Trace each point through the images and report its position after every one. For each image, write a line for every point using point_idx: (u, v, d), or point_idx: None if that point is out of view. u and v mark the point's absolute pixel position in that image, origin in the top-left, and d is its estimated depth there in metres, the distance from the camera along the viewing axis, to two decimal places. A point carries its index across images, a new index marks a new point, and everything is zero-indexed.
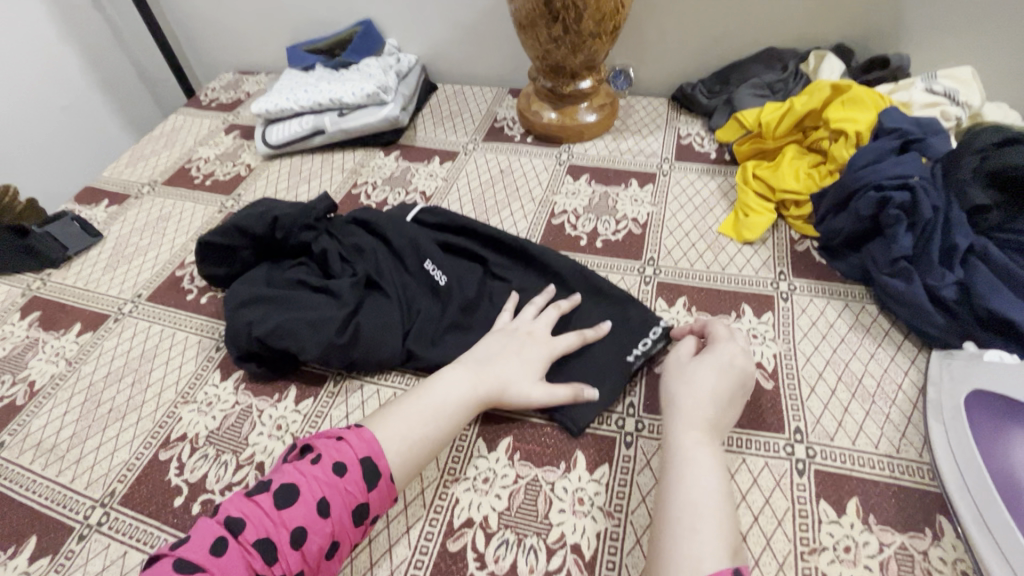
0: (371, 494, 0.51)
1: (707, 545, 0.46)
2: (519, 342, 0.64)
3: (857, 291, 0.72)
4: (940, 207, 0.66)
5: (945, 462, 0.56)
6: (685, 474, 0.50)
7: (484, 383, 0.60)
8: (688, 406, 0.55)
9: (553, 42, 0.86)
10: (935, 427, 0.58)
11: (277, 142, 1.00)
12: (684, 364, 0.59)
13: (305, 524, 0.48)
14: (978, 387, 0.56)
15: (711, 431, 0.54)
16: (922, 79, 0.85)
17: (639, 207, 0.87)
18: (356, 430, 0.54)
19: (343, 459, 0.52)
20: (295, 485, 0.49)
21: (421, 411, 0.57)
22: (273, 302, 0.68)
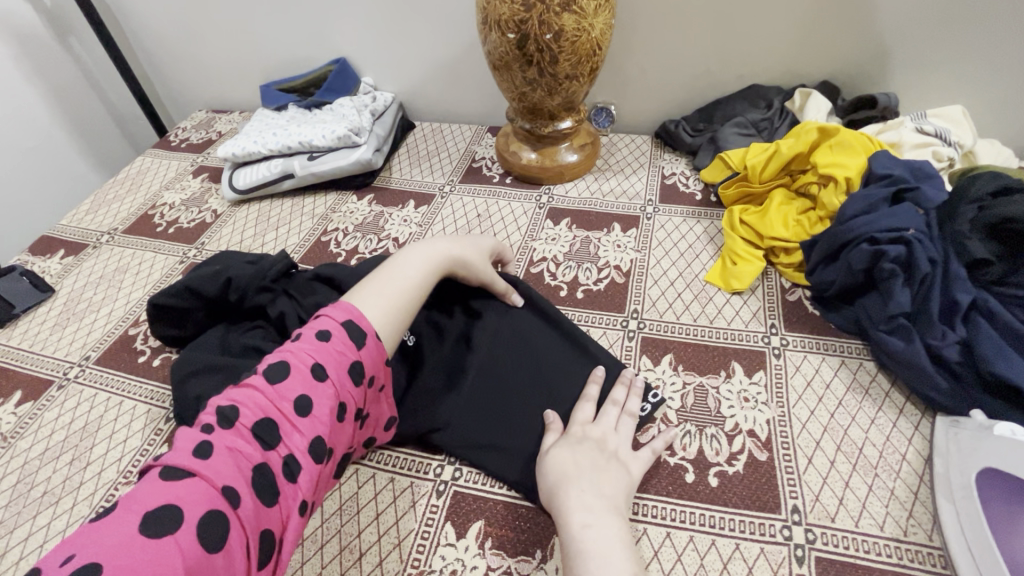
0: (362, 352, 0.52)
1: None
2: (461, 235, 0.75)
3: (854, 347, 0.68)
4: (938, 260, 0.62)
5: (958, 548, 0.50)
6: (583, 570, 0.46)
7: (438, 251, 0.66)
8: (563, 489, 0.52)
9: (529, 84, 0.83)
10: (943, 505, 0.53)
11: (244, 186, 0.96)
12: (562, 451, 0.56)
13: (306, 392, 0.48)
14: (989, 464, 0.52)
15: (599, 506, 0.51)
16: (911, 119, 0.82)
17: (622, 254, 0.83)
18: (333, 303, 0.55)
19: (324, 327, 0.52)
20: (285, 361, 0.49)
21: (390, 269, 0.63)
22: (223, 373, 0.61)
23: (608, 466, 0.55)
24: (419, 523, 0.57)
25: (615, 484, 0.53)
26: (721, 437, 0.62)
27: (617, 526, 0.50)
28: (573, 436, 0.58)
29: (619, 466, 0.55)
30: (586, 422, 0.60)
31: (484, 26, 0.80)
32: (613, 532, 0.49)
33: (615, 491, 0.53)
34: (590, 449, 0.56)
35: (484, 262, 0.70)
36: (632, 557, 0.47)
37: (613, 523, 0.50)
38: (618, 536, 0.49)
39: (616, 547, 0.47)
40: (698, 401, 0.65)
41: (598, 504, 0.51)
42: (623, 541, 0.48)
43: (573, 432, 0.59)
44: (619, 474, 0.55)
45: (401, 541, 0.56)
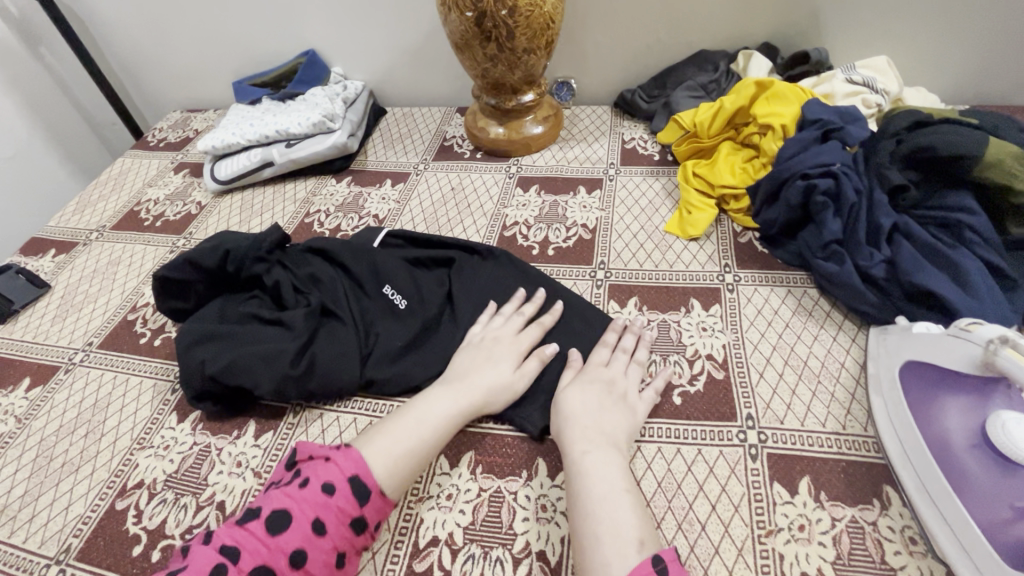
0: (366, 508, 0.53)
1: (612, 549, 0.48)
2: (487, 347, 0.67)
3: (798, 277, 0.76)
4: (863, 190, 0.69)
5: (887, 436, 0.58)
6: (582, 488, 0.53)
7: (465, 396, 0.62)
8: (567, 425, 0.59)
9: (491, 61, 0.88)
10: (874, 400, 0.61)
11: (226, 177, 1.00)
12: (576, 394, 0.62)
13: (304, 545, 0.49)
14: (909, 358, 0.59)
15: (597, 437, 0.57)
16: (842, 70, 0.89)
17: (588, 213, 0.89)
18: (342, 451, 0.55)
19: (332, 479, 0.52)
20: (288, 510, 0.50)
21: (405, 426, 0.59)
22: (224, 339, 0.66)
23: (614, 404, 0.61)
24: None
25: (615, 420, 0.59)
26: (683, 362, 0.68)
27: (613, 454, 0.56)
28: (583, 381, 0.63)
29: (624, 407, 0.61)
30: (592, 369, 0.65)
31: (444, 10, 0.85)
32: (610, 461, 0.55)
33: (616, 426, 0.59)
34: (595, 386, 0.62)
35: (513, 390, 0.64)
36: (626, 480, 0.54)
37: (612, 453, 0.56)
38: (614, 461, 0.55)
39: (612, 473, 0.54)
40: (662, 335, 0.72)
41: (599, 437, 0.57)
42: (618, 466, 0.55)
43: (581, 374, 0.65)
44: (624, 410, 0.61)
45: None
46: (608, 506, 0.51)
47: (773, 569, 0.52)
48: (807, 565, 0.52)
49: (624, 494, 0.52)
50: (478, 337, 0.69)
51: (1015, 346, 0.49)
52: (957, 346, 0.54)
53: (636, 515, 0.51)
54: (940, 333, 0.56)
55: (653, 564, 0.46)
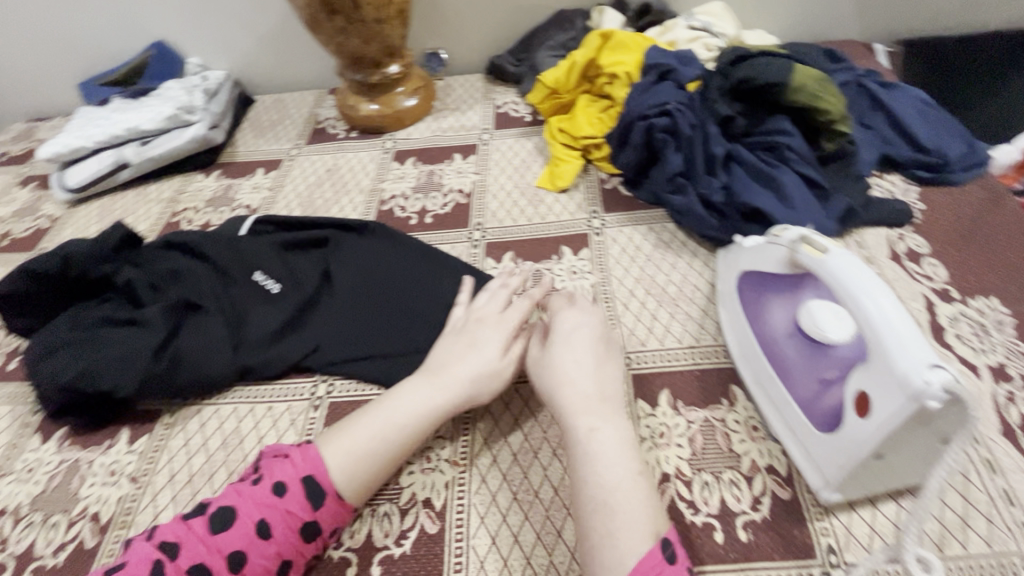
0: (318, 511, 0.50)
1: (626, 542, 0.45)
2: (472, 330, 0.62)
3: (657, 214, 0.81)
4: (697, 124, 0.75)
5: (731, 341, 0.64)
6: (592, 472, 0.49)
7: (443, 390, 0.57)
8: (568, 394, 0.54)
9: (342, 34, 0.87)
10: (722, 313, 0.67)
11: (77, 185, 0.93)
12: (568, 359, 0.57)
13: (244, 547, 0.47)
14: (743, 270, 0.64)
15: (599, 408, 0.53)
16: (683, 18, 0.95)
17: (464, 178, 0.91)
18: (301, 449, 0.53)
19: (285, 478, 0.50)
20: (232, 509, 0.49)
21: (369, 424, 0.55)
22: (76, 348, 0.63)
23: (605, 359, 0.58)
24: (300, 436, 0.62)
25: (612, 382, 0.56)
26: None
27: (619, 427, 0.52)
28: (576, 343, 0.58)
29: (611, 359, 0.58)
30: (580, 328, 0.59)
31: None
32: (620, 434, 0.51)
33: (614, 388, 0.55)
34: (587, 344, 0.58)
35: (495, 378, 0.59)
36: (635, 455, 0.50)
37: (620, 424, 0.52)
38: (623, 438, 0.51)
39: (623, 452, 0.50)
40: (536, 283, 0.75)
41: (604, 409, 0.53)
42: (625, 441, 0.51)
43: (565, 332, 0.59)
44: (612, 362, 0.58)
45: None
46: (622, 494, 0.47)
47: None
48: (667, 466, 0.57)
49: (638, 477, 0.49)
50: (465, 322, 0.64)
51: (810, 242, 0.54)
52: (770, 250, 0.59)
53: (649, 498, 0.48)
54: (760, 243, 0.62)
55: (661, 552, 0.44)
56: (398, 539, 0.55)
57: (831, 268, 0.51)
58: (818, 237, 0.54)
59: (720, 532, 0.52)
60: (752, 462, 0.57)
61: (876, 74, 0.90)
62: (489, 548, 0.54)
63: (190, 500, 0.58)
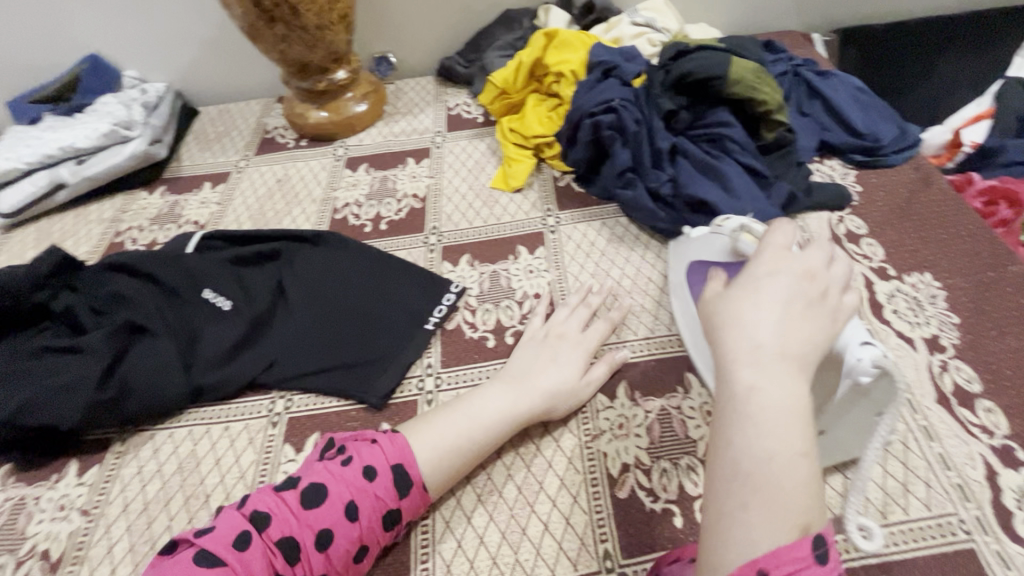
0: (403, 500, 0.52)
1: (761, 520, 0.35)
2: (553, 345, 0.65)
3: (609, 209, 0.82)
4: (643, 120, 0.76)
5: (684, 329, 0.65)
6: (741, 434, 0.37)
7: (525, 398, 0.59)
8: (735, 338, 0.40)
9: (284, 41, 0.85)
10: (675, 303, 0.68)
11: (10, 209, 0.88)
12: (755, 311, 0.41)
13: (331, 526, 0.49)
14: (693, 258, 0.66)
15: (776, 364, 0.39)
16: (627, 15, 0.96)
17: (418, 183, 0.90)
18: (388, 435, 0.54)
19: (374, 463, 0.52)
20: (323, 486, 0.50)
21: (455, 420, 0.57)
22: (15, 380, 0.60)
23: (804, 319, 0.41)
24: (260, 454, 0.61)
25: (803, 339, 0.40)
26: (514, 305, 0.73)
27: (795, 391, 0.38)
28: (766, 290, 0.42)
29: (815, 317, 0.41)
30: (778, 277, 0.42)
31: None
32: (792, 397, 0.38)
33: (805, 344, 0.40)
34: (785, 295, 0.41)
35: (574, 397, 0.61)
36: (807, 429, 0.37)
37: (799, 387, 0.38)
38: (796, 403, 0.38)
39: (791, 419, 0.37)
40: (493, 285, 0.75)
41: (783, 364, 0.39)
42: (801, 409, 0.38)
43: (756, 276, 0.43)
44: (822, 320, 0.41)
45: (243, 475, 0.60)
46: (775, 469, 0.36)
47: (599, 467, 0.58)
48: (627, 457, 0.59)
49: (802, 458, 0.36)
50: (546, 334, 0.66)
51: (750, 230, 0.58)
52: (716, 240, 0.62)
53: (811, 483, 0.36)
54: (707, 233, 0.65)
55: (813, 549, 0.35)
56: None
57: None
58: (757, 226, 0.57)
59: (679, 517, 0.54)
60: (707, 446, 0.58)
61: (812, 63, 0.94)
62: (456, 551, 0.54)
63: (145, 529, 0.57)
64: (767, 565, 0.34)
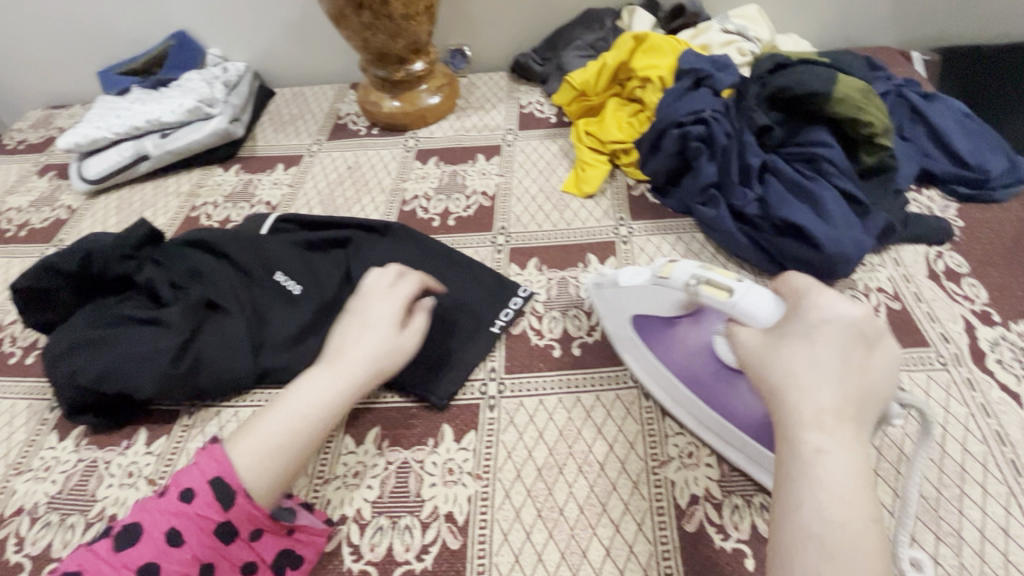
0: (230, 511, 0.48)
1: None
2: (351, 320, 0.61)
3: (685, 222, 0.79)
4: (734, 134, 0.72)
5: (653, 383, 0.62)
6: (814, 499, 0.38)
7: (342, 377, 0.57)
8: (796, 397, 0.42)
9: (369, 29, 0.85)
10: (627, 357, 0.64)
11: (96, 176, 0.91)
12: (809, 367, 0.42)
13: (153, 559, 0.45)
14: (634, 316, 0.60)
15: (837, 424, 0.40)
16: (717, 21, 0.92)
17: (488, 180, 0.89)
18: (207, 450, 0.51)
19: (191, 484, 0.49)
20: (140, 523, 0.47)
21: (275, 418, 0.53)
22: (96, 346, 0.62)
23: (865, 370, 0.42)
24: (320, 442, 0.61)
25: (865, 390, 0.42)
26: (581, 316, 0.71)
27: (855, 453, 0.40)
28: (823, 340, 0.43)
29: (875, 368, 0.43)
30: (835, 324, 0.43)
31: None
32: (856, 459, 0.39)
33: (863, 398, 0.42)
34: (837, 348, 0.43)
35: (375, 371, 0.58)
36: (870, 493, 0.39)
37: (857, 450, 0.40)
38: (857, 463, 0.39)
39: (856, 482, 0.38)
40: (561, 292, 0.73)
41: (843, 423, 0.40)
42: (862, 469, 0.39)
43: (810, 324, 0.44)
44: (882, 372, 0.43)
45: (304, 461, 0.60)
46: (847, 538, 0.37)
47: (665, 495, 0.56)
48: (696, 487, 0.56)
49: (870, 522, 0.38)
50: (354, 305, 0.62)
51: (707, 280, 0.50)
52: (662, 292, 0.54)
53: (880, 551, 0.37)
54: (644, 280, 0.56)
55: None
56: (420, 553, 0.54)
57: (745, 309, 0.47)
58: (712, 274, 0.50)
59: (751, 560, 0.51)
60: None
61: (915, 84, 0.87)
62: (513, 566, 0.52)
63: None
64: None
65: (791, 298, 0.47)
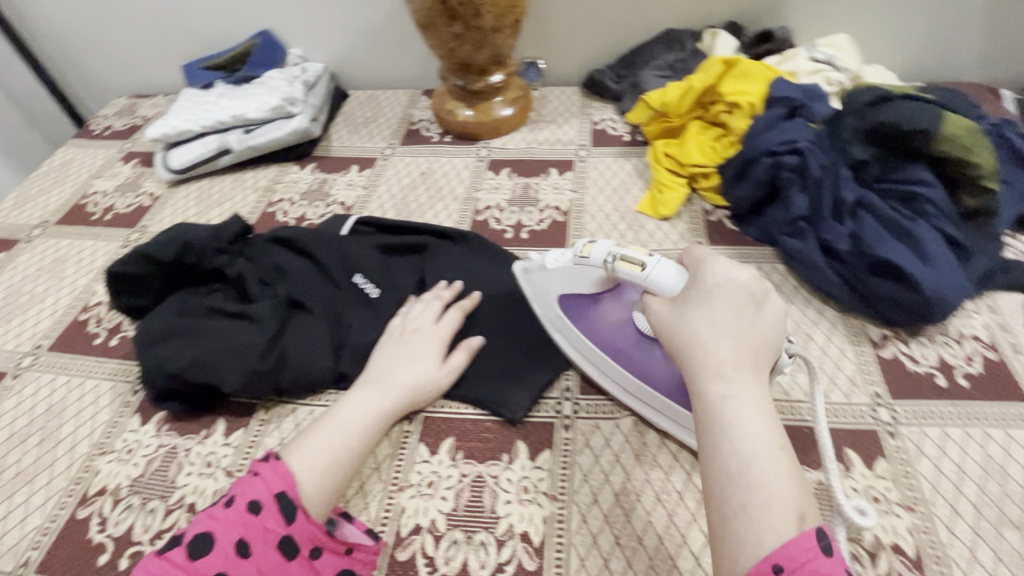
0: (292, 525, 0.50)
1: (765, 517, 0.39)
2: (407, 343, 0.65)
3: (766, 252, 0.77)
4: (830, 165, 0.70)
5: (580, 357, 0.65)
6: (731, 445, 0.42)
7: (390, 399, 0.61)
8: (700, 355, 0.46)
9: (456, 40, 0.86)
10: (557, 337, 0.66)
11: (180, 166, 0.94)
12: (709, 327, 0.47)
13: (222, 568, 0.46)
14: (562, 293, 0.63)
15: (735, 372, 0.45)
16: (805, 49, 0.91)
17: (560, 195, 0.89)
18: (270, 463, 0.53)
19: (257, 497, 0.50)
20: (209, 532, 0.48)
21: (327, 435, 0.56)
22: (187, 336, 0.63)
23: (756, 323, 0.47)
24: (394, 448, 0.62)
25: (759, 342, 0.47)
26: None
27: (758, 397, 0.44)
28: (720, 302, 0.48)
29: (762, 322, 0.48)
30: (727, 287, 0.48)
31: None
32: (759, 401, 0.44)
33: (756, 347, 0.46)
34: (729, 306, 0.48)
35: (417, 397, 0.63)
36: (778, 429, 0.43)
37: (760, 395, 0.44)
38: (760, 405, 0.44)
39: (761, 420, 0.43)
40: None
41: (742, 371, 0.45)
42: (766, 410, 0.44)
43: (706, 288, 0.49)
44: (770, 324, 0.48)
45: (378, 466, 0.60)
46: (761, 471, 0.40)
47: None
48: None
49: (779, 451, 0.41)
50: (401, 333, 0.66)
51: (622, 256, 0.55)
52: (585, 270, 0.58)
53: (793, 477, 0.41)
54: (566, 262, 0.59)
55: (818, 540, 0.38)
56: (495, 572, 0.53)
57: (659, 280, 0.52)
58: (626, 251, 0.54)
59: None
60: (876, 538, 0.52)
61: (1013, 125, 0.84)
62: None
63: None
64: (783, 559, 0.37)
65: (689, 265, 0.52)
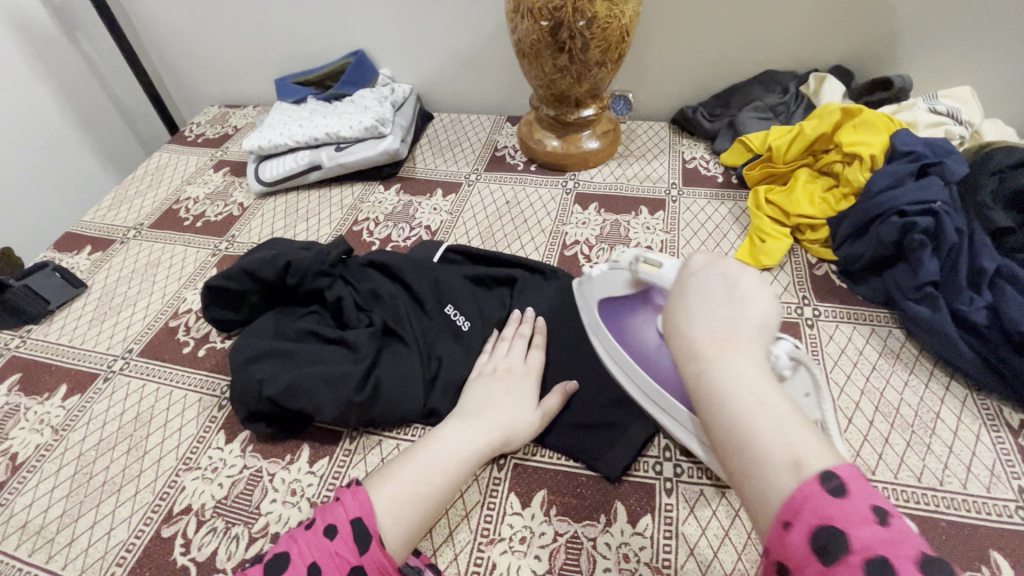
0: (364, 556, 0.46)
1: (763, 475, 0.35)
2: (502, 379, 0.62)
3: (881, 315, 0.71)
4: (964, 230, 0.66)
5: (614, 366, 0.63)
6: (712, 418, 0.39)
7: (483, 436, 0.56)
8: (677, 342, 0.44)
9: (559, 72, 0.85)
10: (595, 342, 0.66)
11: (272, 178, 0.96)
12: (683, 315, 0.45)
13: None
14: (600, 299, 0.63)
15: (710, 347, 0.41)
16: (924, 100, 0.86)
17: (652, 235, 0.85)
18: (351, 489, 0.51)
19: (333, 520, 0.48)
20: (286, 552, 0.46)
21: (414, 468, 0.53)
22: (284, 359, 0.63)
23: (730, 300, 0.44)
24: (484, 495, 0.59)
25: (736, 314, 0.43)
26: None
27: (736, 360, 0.40)
28: (692, 292, 0.46)
29: (738, 296, 0.44)
30: (697, 277, 0.47)
31: (515, 15, 0.81)
32: (735, 365, 0.40)
33: (733, 321, 0.42)
34: (700, 291, 0.46)
35: (513, 437, 0.58)
36: (767, 386, 0.38)
37: (738, 360, 0.40)
38: (741, 367, 0.39)
39: (742, 381, 0.39)
40: None
41: (718, 341, 0.42)
42: (752, 369, 0.40)
43: (684, 284, 0.48)
44: (753, 290, 0.45)
45: (468, 514, 0.58)
46: (742, 430, 0.37)
47: None
48: None
49: (760, 406, 0.37)
50: (494, 369, 0.63)
51: (645, 258, 0.56)
52: (616, 275, 0.60)
53: (789, 427, 0.36)
54: (606, 269, 0.62)
55: (821, 481, 0.32)
56: None
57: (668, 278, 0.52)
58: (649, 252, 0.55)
59: None
60: None
61: None
62: None
63: None
64: (788, 516, 0.33)
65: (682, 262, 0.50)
